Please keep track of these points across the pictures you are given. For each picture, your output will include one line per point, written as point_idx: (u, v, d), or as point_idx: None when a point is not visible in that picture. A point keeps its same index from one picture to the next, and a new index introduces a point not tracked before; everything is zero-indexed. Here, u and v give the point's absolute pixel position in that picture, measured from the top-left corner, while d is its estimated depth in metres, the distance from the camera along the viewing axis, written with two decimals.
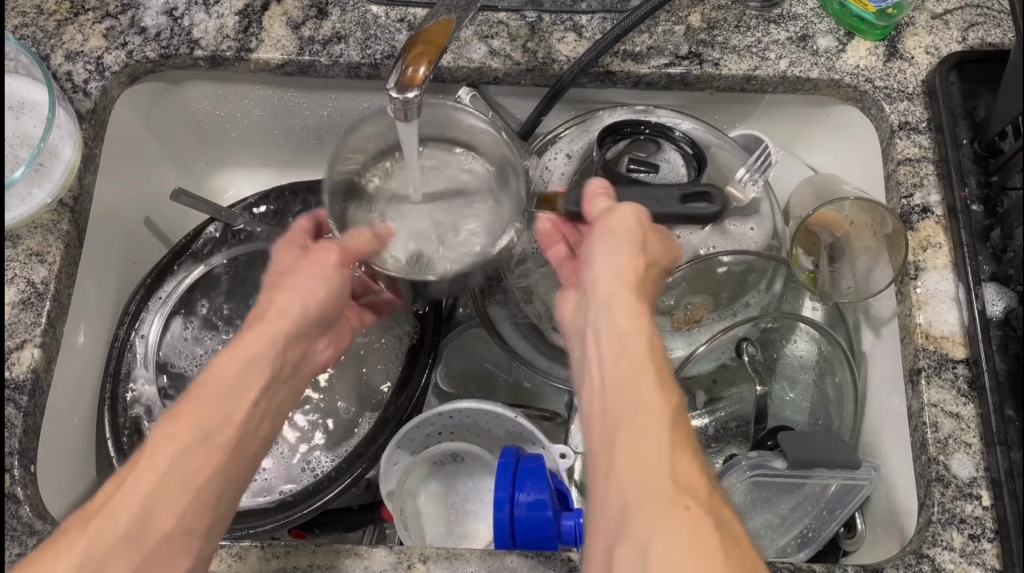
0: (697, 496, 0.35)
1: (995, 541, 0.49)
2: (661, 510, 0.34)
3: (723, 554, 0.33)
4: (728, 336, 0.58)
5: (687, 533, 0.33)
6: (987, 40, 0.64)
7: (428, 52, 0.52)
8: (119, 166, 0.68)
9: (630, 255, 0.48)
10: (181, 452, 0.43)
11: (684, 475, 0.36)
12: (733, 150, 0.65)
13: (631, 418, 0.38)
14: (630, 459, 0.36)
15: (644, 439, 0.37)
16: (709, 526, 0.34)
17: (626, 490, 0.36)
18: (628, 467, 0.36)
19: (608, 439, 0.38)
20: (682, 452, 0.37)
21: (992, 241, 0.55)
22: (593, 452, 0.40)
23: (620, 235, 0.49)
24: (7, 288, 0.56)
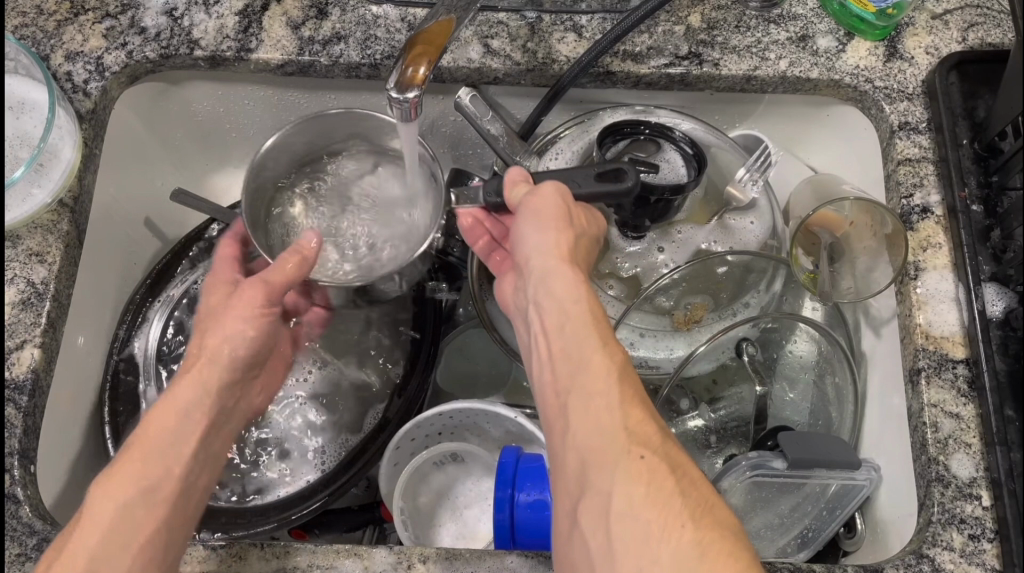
0: (653, 447, 0.39)
1: (995, 541, 0.49)
2: (618, 468, 0.37)
3: (680, 502, 0.36)
4: (729, 337, 0.58)
5: (643, 487, 0.37)
6: (987, 40, 0.64)
7: (428, 53, 0.52)
8: (118, 166, 0.68)
9: (560, 229, 0.48)
10: (114, 511, 0.44)
11: (637, 427, 0.39)
12: (737, 151, 0.65)
13: (582, 383, 0.41)
14: (587, 421, 0.40)
15: (597, 402, 0.40)
16: (665, 473, 0.37)
17: (585, 453, 0.39)
18: (586, 429, 0.39)
19: (564, 403, 0.41)
20: (634, 408, 0.40)
21: (992, 241, 0.55)
22: (549, 419, 0.43)
23: (541, 216, 0.48)
24: (7, 288, 0.56)
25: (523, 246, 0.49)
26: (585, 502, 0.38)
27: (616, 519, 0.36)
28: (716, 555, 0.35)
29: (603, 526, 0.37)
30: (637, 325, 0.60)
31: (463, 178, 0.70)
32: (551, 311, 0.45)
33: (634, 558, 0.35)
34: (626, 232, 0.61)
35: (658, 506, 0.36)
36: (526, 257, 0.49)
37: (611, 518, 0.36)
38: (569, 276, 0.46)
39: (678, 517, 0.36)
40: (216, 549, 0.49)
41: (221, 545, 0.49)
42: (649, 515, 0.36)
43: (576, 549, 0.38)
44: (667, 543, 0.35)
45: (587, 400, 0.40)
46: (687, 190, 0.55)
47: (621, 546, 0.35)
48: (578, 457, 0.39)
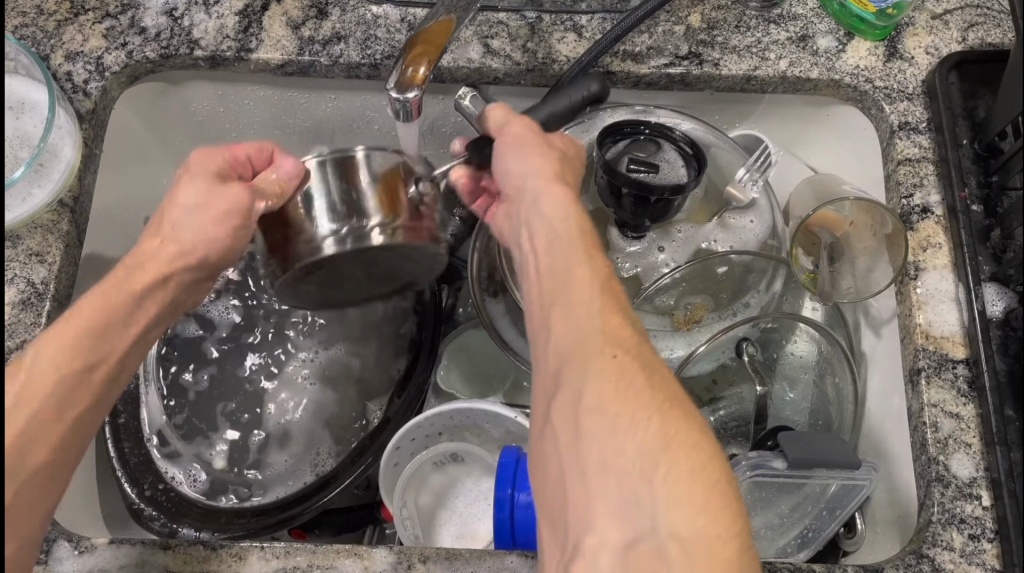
0: (627, 347, 0.38)
1: (995, 541, 0.49)
2: (586, 364, 0.37)
3: (650, 395, 0.35)
4: (729, 336, 0.58)
5: (610, 380, 0.36)
6: (987, 40, 0.64)
7: (428, 53, 0.52)
8: (118, 166, 0.68)
9: (540, 154, 0.49)
10: (32, 463, 0.44)
11: (612, 329, 0.38)
12: (733, 149, 0.65)
13: (559, 288, 0.41)
14: (562, 322, 0.39)
15: (573, 304, 0.40)
16: (636, 371, 0.37)
17: (560, 351, 0.39)
18: (562, 330, 0.39)
19: (541, 309, 0.41)
20: (611, 312, 0.39)
21: (992, 241, 0.55)
22: (529, 329, 0.43)
23: (523, 144, 0.50)
24: (7, 289, 0.56)
25: (505, 170, 0.49)
26: (554, 401, 0.37)
27: (583, 413, 0.36)
28: (679, 445, 0.34)
29: (570, 417, 0.36)
30: None
31: None
32: (530, 224, 0.46)
33: (599, 449, 0.34)
34: (626, 233, 0.62)
35: (625, 400, 0.35)
36: (506, 177, 0.49)
37: (578, 412, 0.36)
38: (553, 191, 0.46)
39: (645, 411, 0.35)
40: (216, 549, 0.49)
41: (221, 545, 0.49)
42: (617, 410, 0.35)
43: (542, 447, 0.37)
44: (629, 434, 0.34)
45: (562, 302, 0.40)
46: (687, 190, 0.55)
47: (587, 438, 0.35)
48: (553, 356, 0.39)
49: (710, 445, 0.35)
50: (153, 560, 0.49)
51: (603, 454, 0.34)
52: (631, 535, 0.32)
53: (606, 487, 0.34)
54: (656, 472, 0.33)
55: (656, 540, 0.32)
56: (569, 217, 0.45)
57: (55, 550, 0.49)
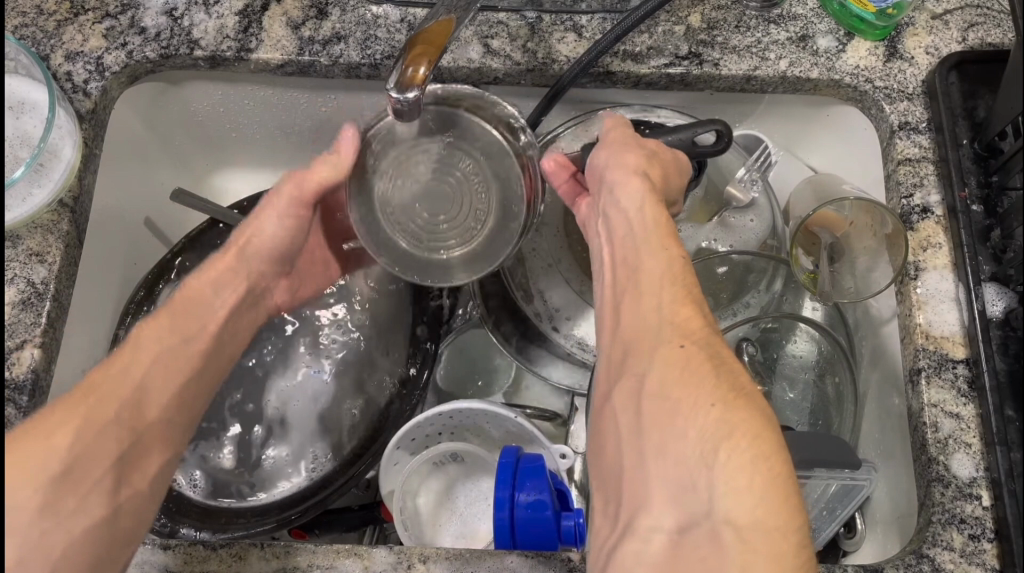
0: (695, 338, 0.41)
1: (995, 541, 0.49)
2: (655, 356, 0.41)
3: (712, 383, 0.38)
4: (727, 336, 0.58)
5: (677, 371, 0.39)
6: (987, 40, 0.64)
7: (428, 53, 0.52)
8: (118, 166, 0.68)
9: (634, 155, 0.50)
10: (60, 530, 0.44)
11: (682, 320, 0.42)
12: (736, 150, 0.64)
13: (633, 279, 0.45)
14: (631, 311, 0.44)
15: (644, 295, 0.43)
16: (700, 360, 0.40)
17: (627, 338, 0.43)
18: (632, 319, 0.43)
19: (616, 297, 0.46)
20: (682, 304, 0.42)
21: (992, 241, 0.55)
22: (601, 313, 0.47)
23: (618, 144, 0.51)
24: (7, 288, 0.56)
25: (591, 166, 0.52)
26: (623, 383, 0.42)
27: (651, 399, 0.40)
28: (739, 436, 0.36)
29: (634, 396, 0.41)
30: None
31: None
32: (609, 218, 0.49)
33: (658, 435, 0.38)
34: None
35: (688, 389, 0.39)
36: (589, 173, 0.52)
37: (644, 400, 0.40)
38: (631, 184, 0.48)
39: (707, 397, 0.38)
40: (216, 549, 0.49)
41: (221, 545, 0.49)
42: (682, 397, 0.38)
43: (612, 424, 0.42)
44: (692, 421, 0.38)
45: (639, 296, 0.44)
46: (687, 191, 0.57)
47: (653, 421, 0.39)
48: (623, 345, 0.43)
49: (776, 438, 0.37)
50: (153, 560, 0.49)
51: (666, 437, 0.38)
52: (685, 513, 0.36)
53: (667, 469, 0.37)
54: (715, 457, 0.36)
55: (709, 521, 0.35)
56: (654, 210, 0.47)
57: None
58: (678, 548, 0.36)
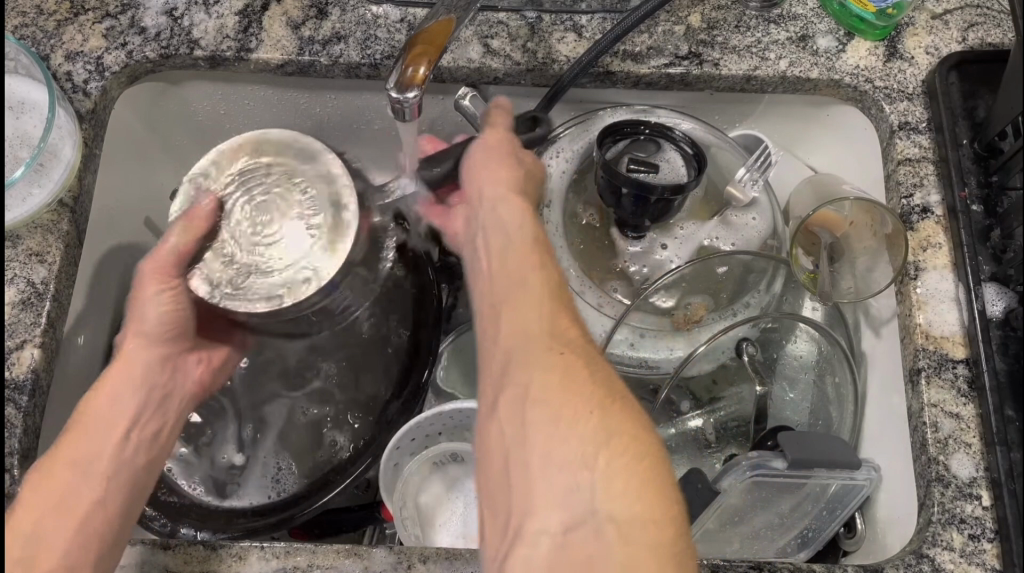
0: (572, 348, 0.44)
1: (995, 541, 0.49)
2: (538, 365, 0.42)
3: (590, 386, 0.41)
4: (729, 337, 0.58)
5: (558, 377, 0.41)
6: (987, 40, 0.64)
7: (428, 53, 0.53)
8: (118, 165, 0.68)
9: (507, 165, 0.58)
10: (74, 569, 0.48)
11: (559, 333, 0.45)
12: (734, 150, 0.65)
13: (515, 298, 0.48)
14: (512, 328, 0.46)
15: (523, 311, 0.47)
16: (578, 364, 0.42)
17: (510, 352, 0.45)
18: (513, 335, 0.46)
19: (498, 317, 0.48)
20: (559, 320, 0.47)
21: (992, 241, 0.55)
22: (484, 338, 0.49)
23: (492, 156, 0.58)
24: (7, 288, 0.56)
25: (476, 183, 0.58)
26: (505, 393, 0.43)
27: (535, 403, 0.41)
28: (616, 437, 0.38)
29: (518, 404, 0.41)
30: (637, 325, 0.59)
31: None
32: (491, 231, 0.56)
33: (540, 435, 0.39)
34: (626, 233, 0.62)
35: (567, 394, 0.40)
36: (474, 190, 0.58)
37: (528, 404, 0.41)
38: (513, 201, 0.56)
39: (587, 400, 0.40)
40: (216, 549, 0.49)
41: (221, 545, 0.49)
42: (566, 401, 0.40)
43: (498, 434, 0.42)
44: (574, 420, 0.39)
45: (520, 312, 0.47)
46: (688, 190, 0.56)
47: (533, 419, 0.40)
48: (504, 357, 0.45)
49: (649, 438, 0.40)
50: (153, 560, 0.49)
51: (549, 436, 0.39)
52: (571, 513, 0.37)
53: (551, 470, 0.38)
54: (598, 455, 0.38)
55: (593, 519, 0.36)
56: (529, 235, 0.53)
57: None
58: (564, 551, 0.36)
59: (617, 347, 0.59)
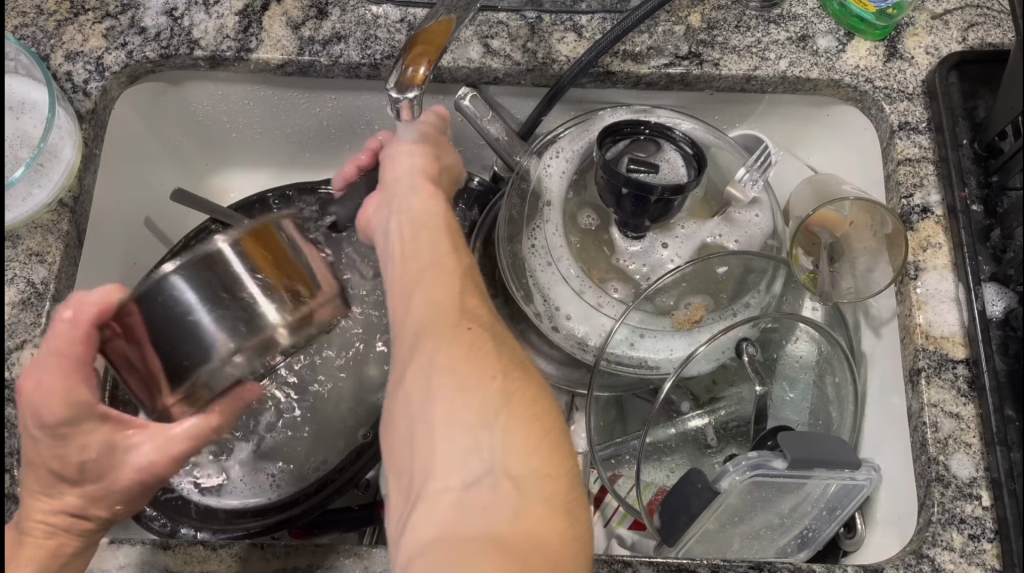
0: (481, 322, 0.42)
1: (995, 541, 0.49)
2: (444, 334, 0.40)
3: (497, 357, 0.39)
4: (729, 336, 0.57)
5: (465, 349, 0.39)
6: (987, 40, 0.64)
7: (428, 53, 0.53)
8: (118, 166, 0.68)
9: (426, 154, 0.55)
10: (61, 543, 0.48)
11: (469, 307, 0.42)
12: (735, 151, 0.65)
13: (423, 265, 0.45)
14: (425, 292, 0.43)
15: (436, 276, 0.44)
16: (485, 337, 0.40)
17: (418, 319, 0.42)
18: (422, 303, 0.43)
19: (405, 281, 0.45)
20: (470, 292, 0.44)
21: (992, 241, 0.55)
22: (389, 303, 0.46)
23: (428, 137, 0.57)
24: (7, 288, 0.56)
25: (393, 163, 0.55)
26: (412, 361, 0.40)
27: (440, 368, 0.38)
28: (518, 401, 0.37)
29: (423, 371, 0.39)
30: (637, 325, 0.59)
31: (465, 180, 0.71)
32: (402, 203, 0.51)
33: (444, 399, 0.37)
34: (626, 233, 0.61)
35: (470, 361, 0.38)
36: (391, 177, 0.54)
37: (432, 371, 0.38)
38: (428, 188, 0.52)
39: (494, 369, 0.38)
40: (216, 549, 0.49)
41: (221, 545, 0.49)
42: (468, 366, 0.38)
43: (402, 405, 0.39)
44: (477, 385, 0.37)
45: (428, 281, 0.44)
46: (687, 189, 0.55)
47: (438, 385, 0.38)
48: (412, 327, 0.42)
49: (551, 403, 0.39)
50: (153, 560, 0.49)
51: (449, 401, 0.37)
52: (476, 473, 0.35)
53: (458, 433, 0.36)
54: (496, 415, 0.36)
55: (492, 476, 0.35)
56: (431, 211, 0.50)
57: None
58: (463, 509, 0.35)
59: (617, 347, 0.59)
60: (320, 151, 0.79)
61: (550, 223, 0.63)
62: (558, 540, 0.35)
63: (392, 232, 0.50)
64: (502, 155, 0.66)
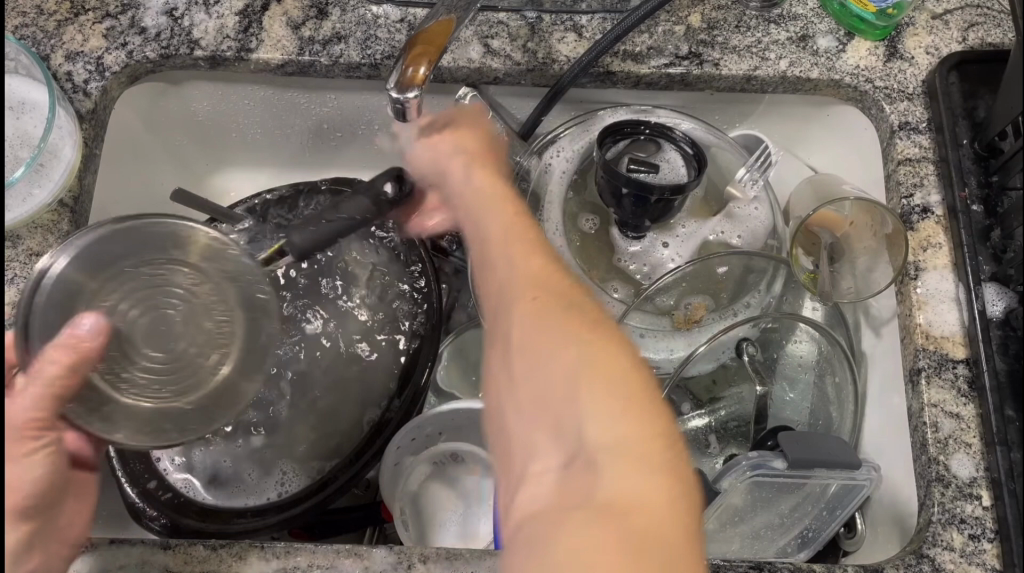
0: (551, 282, 0.41)
1: (995, 541, 0.49)
2: (518, 304, 0.40)
3: (568, 319, 0.39)
4: (729, 337, 0.58)
5: (535, 316, 0.39)
6: (987, 40, 0.64)
7: (428, 53, 0.53)
8: (117, 166, 0.67)
9: (478, 135, 0.59)
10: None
11: (539, 269, 0.42)
12: (736, 150, 0.65)
13: (491, 246, 0.46)
14: (494, 274, 0.44)
15: (501, 258, 0.44)
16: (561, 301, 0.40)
17: (493, 300, 0.43)
18: (492, 283, 0.44)
19: (477, 266, 0.46)
20: (542, 254, 0.44)
21: (992, 241, 0.55)
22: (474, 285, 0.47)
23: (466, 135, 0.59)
24: (7, 289, 0.56)
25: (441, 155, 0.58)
26: (495, 341, 0.41)
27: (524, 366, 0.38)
28: (603, 366, 0.37)
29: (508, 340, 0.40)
30: (638, 325, 0.59)
31: None
32: (461, 194, 0.53)
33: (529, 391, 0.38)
34: (626, 233, 0.62)
35: (545, 334, 0.38)
36: (435, 162, 0.58)
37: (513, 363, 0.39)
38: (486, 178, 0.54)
39: (580, 333, 0.38)
40: (216, 549, 0.49)
41: (221, 545, 0.49)
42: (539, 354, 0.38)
43: (494, 399, 0.40)
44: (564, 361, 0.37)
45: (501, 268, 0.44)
46: (688, 190, 0.55)
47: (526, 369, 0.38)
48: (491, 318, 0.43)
49: (652, 393, 0.37)
50: (153, 560, 0.49)
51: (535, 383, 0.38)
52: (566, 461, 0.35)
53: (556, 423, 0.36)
54: (583, 393, 0.36)
55: (589, 449, 0.34)
56: (493, 196, 0.51)
57: None
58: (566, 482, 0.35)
59: None
60: (320, 150, 0.79)
61: (550, 223, 0.62)
62: (665, 529, 0.32)
63: (463, 225, 0.52)
64: (503, 157, 0.66)
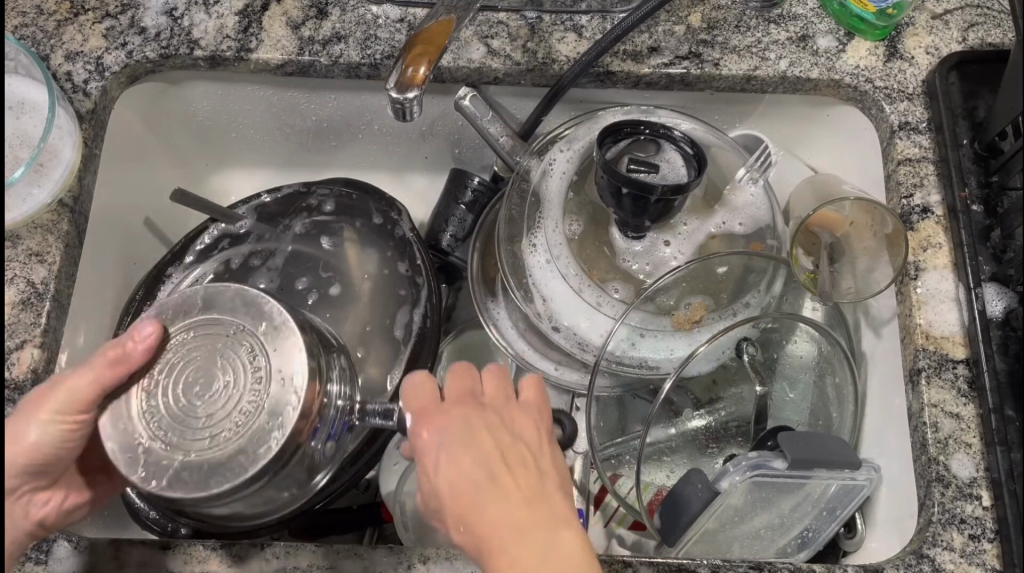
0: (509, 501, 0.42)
1: (995, 541, 0.49)
2: (490, 489, 0.42)
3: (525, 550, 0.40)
4: (730, 337, 0.57)
5: (488, 467, 0.43)
6: (987, 40, 0.64)
7: (428, 53, 0.53)
8: (117, 165, 0.67)
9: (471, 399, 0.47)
10: None
11: (512, 513, 0.41)
12: (737, 150, 0.65)
13: (456, 458, 0.43)
14: (458, 446, 0.43)
15: (463, 474, 0.42)
16: (511, 521, 0.41)
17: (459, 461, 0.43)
18: (456, 445, 0.43)
19: (441, 476, 0.43)
20: (492, 470, 0.43)
21: (992, 241, 0.55)
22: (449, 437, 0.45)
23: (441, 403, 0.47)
24: (7, 288, 0.55)
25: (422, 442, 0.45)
26: (478, 503, 0.42)
27: (445, 486, 0.43)
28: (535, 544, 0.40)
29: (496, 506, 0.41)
30: (637, 325, 0.58)
31: (464, 180, 0.72)
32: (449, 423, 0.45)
33: (500, 483, 0.42)
34: (626, 233, 0.62)
35: (519, 507, 0.42)
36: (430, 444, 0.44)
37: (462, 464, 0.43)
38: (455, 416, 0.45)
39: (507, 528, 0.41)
40: (216, 549, 0.49)
41: (222, 544, 0.49)
42: (527, 474, 0.43)
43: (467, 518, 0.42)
44: (502, 497, 0.42)
45: (438, 459, 0.44)
46: (687, 190, 0.55)
47: (481, 512, 0.41)
48: (429, 455, 0.44)
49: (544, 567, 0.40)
50: (153, 560, 0.49)
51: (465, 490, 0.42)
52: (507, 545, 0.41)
53: (474, 499, 0.42)
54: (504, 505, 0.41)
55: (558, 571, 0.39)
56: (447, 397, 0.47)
57: (55, 550, 0.50)
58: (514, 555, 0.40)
59: (616, 348, 0.58)
60: (319, 150, 0.79)
61: (549, 221, 0.62)
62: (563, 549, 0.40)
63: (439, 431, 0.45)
64: (503, 156, 0.66)
